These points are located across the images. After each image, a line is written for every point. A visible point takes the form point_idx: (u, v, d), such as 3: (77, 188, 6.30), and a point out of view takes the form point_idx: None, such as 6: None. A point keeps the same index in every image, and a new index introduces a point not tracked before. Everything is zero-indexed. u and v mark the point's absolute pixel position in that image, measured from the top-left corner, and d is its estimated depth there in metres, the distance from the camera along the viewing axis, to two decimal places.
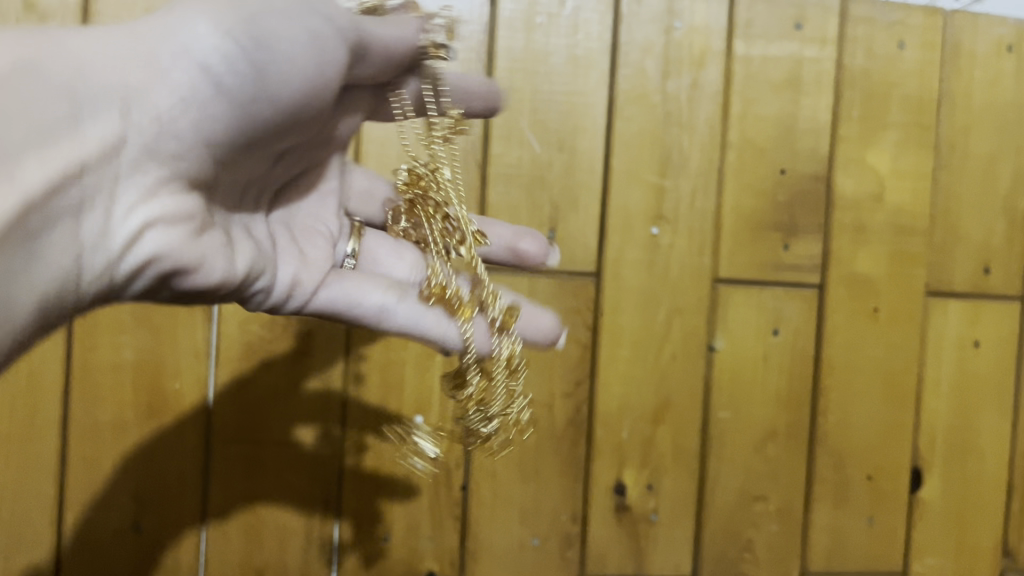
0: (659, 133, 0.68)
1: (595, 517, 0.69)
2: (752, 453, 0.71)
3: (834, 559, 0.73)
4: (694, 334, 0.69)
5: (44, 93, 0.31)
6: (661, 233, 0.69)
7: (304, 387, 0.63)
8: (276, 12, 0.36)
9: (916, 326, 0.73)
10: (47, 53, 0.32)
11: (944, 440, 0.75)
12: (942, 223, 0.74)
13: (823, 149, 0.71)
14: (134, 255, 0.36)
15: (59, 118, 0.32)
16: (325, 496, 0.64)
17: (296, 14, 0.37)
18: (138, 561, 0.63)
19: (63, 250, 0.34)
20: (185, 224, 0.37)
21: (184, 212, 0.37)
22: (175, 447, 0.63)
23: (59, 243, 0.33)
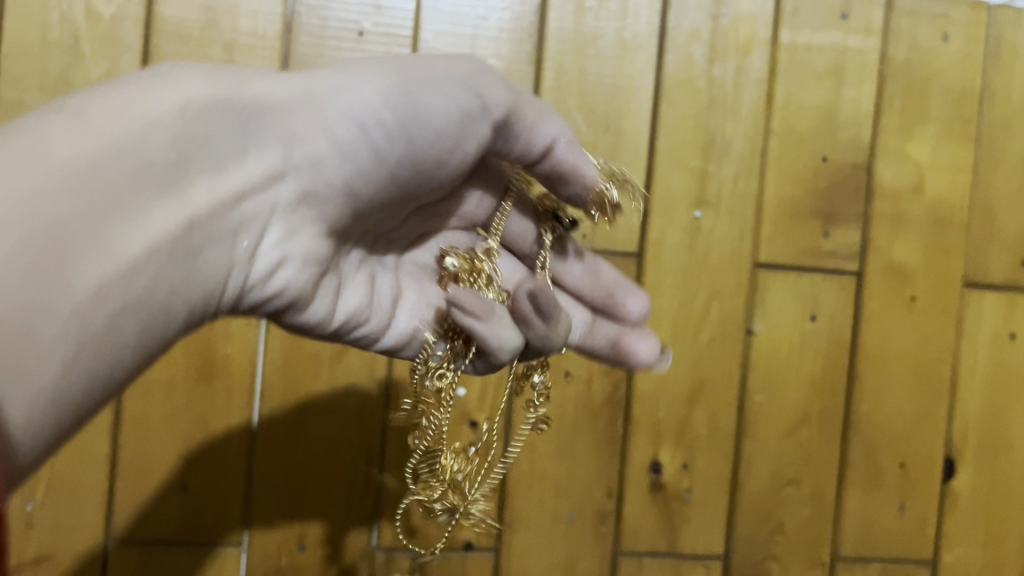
0: (703, 118, 0.69)
1: (629, 494, 0.70)
2: (786, 437, 0.72)
3: (865, 546, 0.74)
4: (732, 317, 0.70)
5: (227, 125, 0.34)
6: (703, 217, 0.70)
7: (351, 354, 0.65)
8: (430, 83, 0.39)
9: (951, 316, 0.74)
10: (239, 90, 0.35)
11: (977, 431, 0.75)
12: (981, 215, 0.75)
13: (865, 138, 0.72)
14: (270, 277, 0.40)
15: (233, 149, 0.35)
16: (367, 462, 0.66)
17: (452, 88, 0.40)
18: (183, 521, 0.64)
19: (216, 262, 0.36)
20: (314, 264, 0.41)
21: (317, 255, 0.41)
22: (222, 410, 0.64)
23: (213, 256, 0.36)
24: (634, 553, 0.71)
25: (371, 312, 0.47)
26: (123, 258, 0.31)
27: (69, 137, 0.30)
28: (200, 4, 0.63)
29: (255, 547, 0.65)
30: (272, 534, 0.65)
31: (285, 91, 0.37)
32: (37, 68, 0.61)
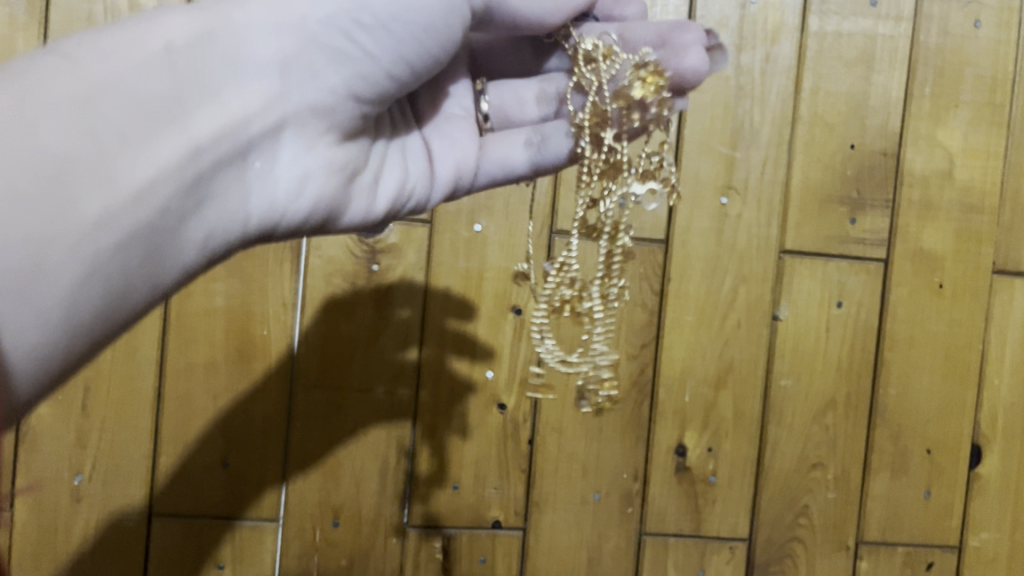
0: (731, 105, 0.70)
1: (656, 476, 0.71)
2: (811, 421, 0.73)
3: (890, 530, 0.74)
4: (759, 303, 0.71)
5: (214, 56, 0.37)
6: (730, 203, 0.70)
7: (384, 337, 0.67)
8: None
9: (979, 303, 0.74)
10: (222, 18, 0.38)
11: (1005, 417, 0.75)
12: (1011, 202, 0.74)
13: (894, 125, 0.72)
14: (301, 196, 0.42)
15: (226, 78, 0.38)
16: (400, 442, 0.68)
17: None
18: (224, 495, 0.67)
19: (233, 185, 0.38)
20: (339, 172, 0.43)
21: (340, 160, 0.43)
22: (261, 391, 0.67)
23: (229, 178, 0.38)
24: (660, 533, 0.72)
25: (411, 184, 0.48)
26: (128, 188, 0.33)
27: (67, 67, 0.33)
28: None
29: (291, 525, 0.67)
30: (308, 510, 0.67)
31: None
32: None
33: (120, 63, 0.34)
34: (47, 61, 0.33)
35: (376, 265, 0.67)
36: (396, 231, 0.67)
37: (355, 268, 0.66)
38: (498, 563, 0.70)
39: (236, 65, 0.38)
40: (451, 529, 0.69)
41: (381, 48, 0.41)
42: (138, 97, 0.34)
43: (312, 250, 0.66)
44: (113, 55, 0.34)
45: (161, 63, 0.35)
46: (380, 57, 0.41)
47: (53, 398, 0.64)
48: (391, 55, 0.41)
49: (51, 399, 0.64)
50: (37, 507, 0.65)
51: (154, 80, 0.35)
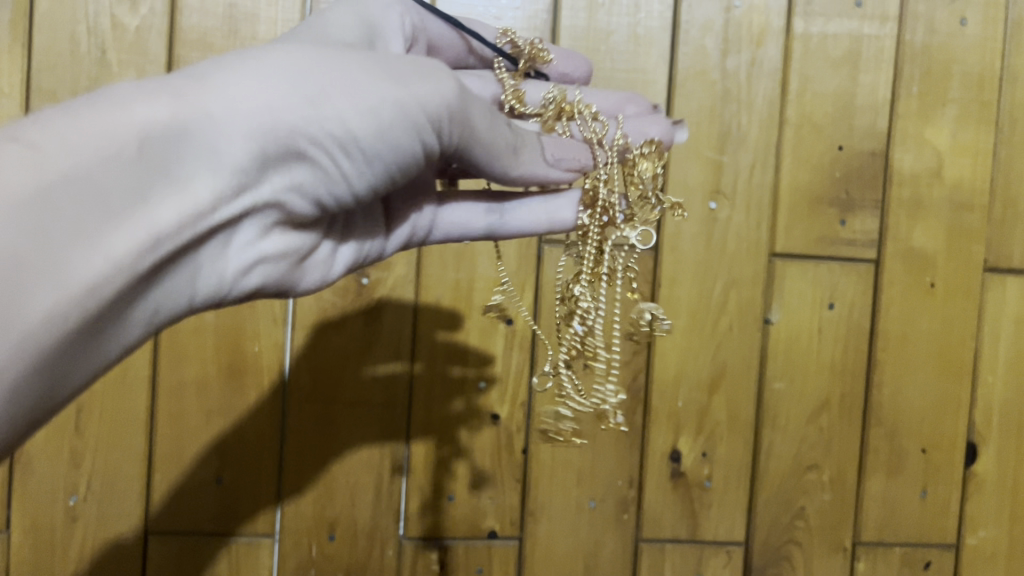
0: (717, 108, 0.70)
1: (651, 482, 0.71)
2: (805, 423, 0.73)
3: (887, 530, 0.74)
4: (750, 306, 0.71)
5: (189, 150, 0.31)
6: (719, 208, 0.70)
7: (375, 350, 0.67)
8: (425, 88, 0.38)
9: (972, 301, 0.74)
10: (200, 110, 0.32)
11: (1000, 414, 0.75)
12: (1001, 199, 0.74)
13: (881, 125, 0.72)
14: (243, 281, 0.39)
15: (197, 174, 0.32)
16: (394, 454, 0.68)
17: (429, 100, 0.38)
18: (219, 512, 0.67)
19: (184, 284, 0.35)
20: (286, 257, 0.41)
21: (287, 246, 0.41)
22: (253, 408, 0.67)
23: (182, 278, 0.34)
24: (657, 539, 0.72)
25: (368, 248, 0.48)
26: (85, 287, 0.28)
27: (28, 160, 0.26)
28: (222, 13, 0.65)
29: (286, 539, 0.67)
30: (303, 525, 0.68)
31: (286, 102, 0.34)
32: (68, 80, 0.64)
33: (84, 146, 0.28)
34: (7, 149, 0.26)
35: (365, 278, 0.67)
36: None
37: (345, 281, 0.66)
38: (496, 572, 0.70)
39: (219, 163, 0.32)
40: (447, 540, 0.69)
41: (358, 171, 0.39)
42: (106, 194, 0.28)
43: None
44: (80, 137, 0.28)
45: (142, 151, 0.29)
46: (355, 179, 0.39)
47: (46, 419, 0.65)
48: (369, 179, 0.40)
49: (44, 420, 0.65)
50: (32, 527, 0.65)
51: (134, 174, 0.29)
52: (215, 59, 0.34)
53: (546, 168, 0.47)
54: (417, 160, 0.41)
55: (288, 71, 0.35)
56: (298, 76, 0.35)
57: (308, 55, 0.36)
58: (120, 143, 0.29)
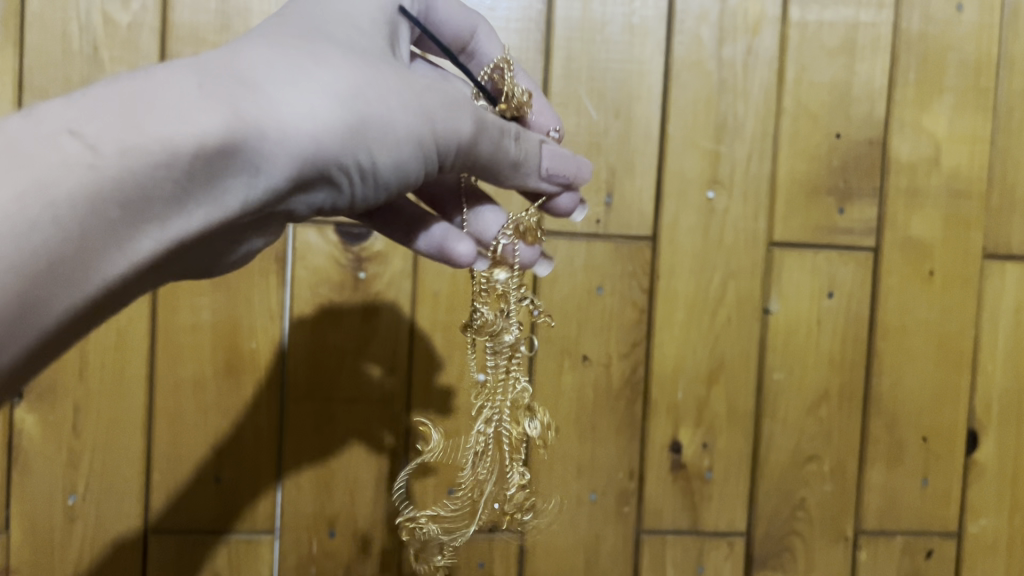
0: (714, 99, 0.69)
1: (651, 474, 0.71)
2: (805, 413, 0.72)
3: (888, 520, 0.74)
4: (749, 297, 0.71)
5: (235, 168, 0.34)
6: (716, 198, 0.70)
7: (372, 346, 0.67)
8: (446, 127, 0.42)
9: (971, 289, 0.74)
10: (258, 129, 0.34)
11: (1001, 402, 0.75)
12: (1000, 186, 0.74)
13: (879, 114, 0.72)
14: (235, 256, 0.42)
15: (235, 187, 0.35)
16: (393, 450, 0.68)
17: (444, 138, 0.42)
18: (219, 510, 0.67)
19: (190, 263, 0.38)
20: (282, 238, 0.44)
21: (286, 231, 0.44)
22: (251, 405, 0.66)
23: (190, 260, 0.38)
24: (658, 532, 0.72)
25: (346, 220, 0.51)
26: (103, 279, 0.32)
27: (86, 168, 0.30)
28: (213, 8, 0.64)
29: (286, 536, 0.67)
30: (303, 522, 0.67)
31: (332, 131, 0.36)
32: (60, 77, 0.63)
33: (144, 168, 0.31)
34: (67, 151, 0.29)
35: (362, 274, 0.66)
36: (381, 239, 0.66)
37: (342, 277, 0.66)
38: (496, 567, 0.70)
39: (261, 178, 0.35)
40: None
41: (368, 190, 0.42)
42: (149, 202, 0.32)
43: (297, 260, 0.66)
44: (141, 152, 0.30)
45: (190, 170, 0.32)
46: (363, 194, 0.42)
47: (43, 419, 0.64)
48: (375, 196, 0.42)
49: (41, 419, 0.64)
50: (30, 527, 0.65)
51: (177, 191, 0.32)
52: (280, 63, 0.36)
53: (536, 183, 0.49)
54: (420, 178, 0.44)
55: (342, 92, 0.37)
56: (348, 103, 0.37)
57: (359, 78, 0.38)
58: (179, 159, 0.31)
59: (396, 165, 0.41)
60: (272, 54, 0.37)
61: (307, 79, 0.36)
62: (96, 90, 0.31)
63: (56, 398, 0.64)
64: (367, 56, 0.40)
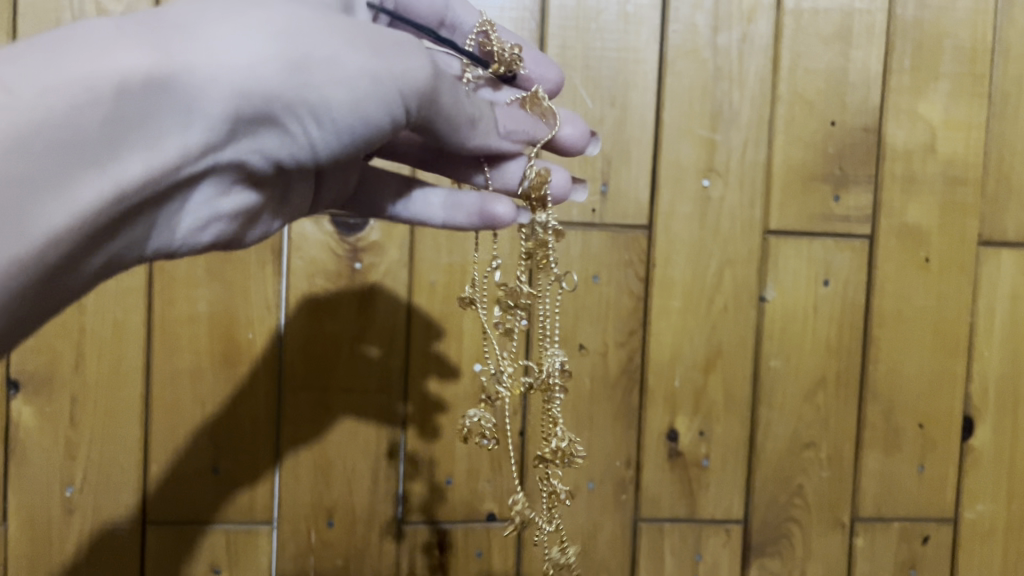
0: (709, 87, 0.69)
1: (648, 462, 0.71)
2: (802, 400, 0.73)
3: (885, 506, 0.75)
4: (745, 285, 0.71)
5: (159, 107, 0.33)
6: (712, 185, 0.70)
7: (369, 337, 0.67)
8: (401, 63, 0.39)
9: (966, 275, 0.74)
10: (177, 67, 0.33)
11: (996, 388, 0.75)
12: (995, 173, 0.74)
13: (874, 101, 0.72)
14: (204, 233, 0.41)
15: (164, 127, 0.34)
16: (390, 440, 0.68)
17: (404, 76, 0.39)
18: (217, 500, 0.67)
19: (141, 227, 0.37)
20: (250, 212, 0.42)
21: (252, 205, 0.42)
22: (248, 395, 0.66)
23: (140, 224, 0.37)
24: (655, 519, 0.72)
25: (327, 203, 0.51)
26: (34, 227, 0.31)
27: None
28: None
29: (285, 526, 0.67)
30: (300, 512, 0.67)
31: (264, 64, 0.35)
32: None
33: (58, 99, 0.31)
34: None
35: (358, 263, 0.66)
36: (377, 228, 0.66)
37: (338, 267, 0.66)
38: (495, 555, 0.70)
39: (192, 118, 0.34)
40: (445, 524, 0.69)
41: (327, 139, 0.39)
42: (74, 138, 0.31)
43: (293, 250, 0.66)
44: (53, 82, 0.31)
45: (104, 106, 0.32)
46: (322, 146, 0.39)
47: (40, 410, 0.64)
48: (336, 145, 0.39)
49: (38, 410, 0.64)
50: (28, 520, 0.65)
51: (101, 128, 0.32)
52: (208, 8, 0.35)
53: (498, 142, 0.48)
54: (388, 133, 0.41)
55: (275, 28, 0.36)
56: (281, 37, 0.35)
57: (294, 15, 0.37)
58: (95, 90, 0.31)
59: (355, 109, 0.38)
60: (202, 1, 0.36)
61: (235, 16, 0.35)
62: (18, 41, 0.32)
63: (52, 390, 0.64)
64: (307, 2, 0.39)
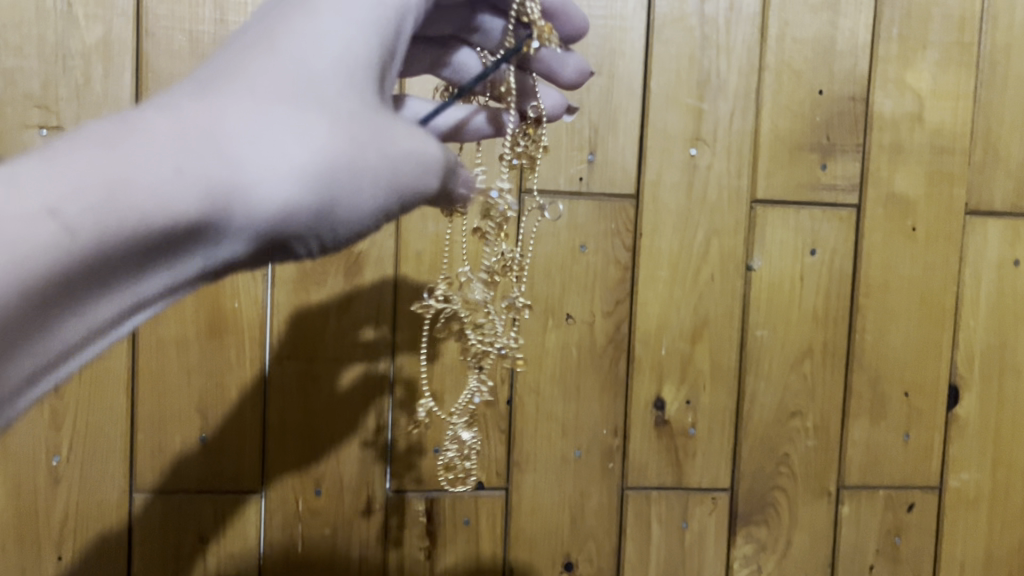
0: (697, 55, 0.69)
1: (635, 431, 0.71)
2: (789, 370, 0.73)
3: (871, 474, 0.75)
4: (732, 254, 0.71)
5: (179, 248, 0.32)
6: (699, 154, 0.70)
7: (356, 307, 0.67)
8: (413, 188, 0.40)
9: (953, 245, 0.74)
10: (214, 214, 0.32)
11: (982, 357, 0.76)
12: (982, 142, 0.74)
13: (862, 70, 0.71)
14: None
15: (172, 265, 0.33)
16: (376, 412, 0.68)
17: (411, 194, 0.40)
18: (204, 471, 0.67)
19: None
20: None
21: None
22: (235, 365, 0.66)
23: None
24: (642, 488, 0.72)
25: None
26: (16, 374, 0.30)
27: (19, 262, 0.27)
28: None
29: (273, 494, 0.68)
30: (288, 481, 0.68)
31: (299, 209, 0.34)
32: (35, 36, 0.63)
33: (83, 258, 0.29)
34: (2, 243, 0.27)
35: None
36: None
37: None
38: (482, 524, 0.70)
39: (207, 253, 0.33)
40: (433, 492, 0.69)
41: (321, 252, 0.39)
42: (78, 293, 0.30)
43: None
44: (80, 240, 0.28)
45: (131, 256, 0.30)
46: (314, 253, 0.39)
47: None
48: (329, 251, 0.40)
49: None
50: (15, 489, 0.65)
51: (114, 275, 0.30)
52: (261, 129, 0.33)
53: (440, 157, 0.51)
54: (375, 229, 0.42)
55: (320, 170, 0.34)
56: (322, 181, 0.34)
57: (343, 144, 0.35)
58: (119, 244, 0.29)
59: (358, 230, 0.39)
60: (263, 100, 0.33)
61: (283, 145, 0.33)
62: (51, 170, 0.28)
63: None
64: (357, 109, 0.36)
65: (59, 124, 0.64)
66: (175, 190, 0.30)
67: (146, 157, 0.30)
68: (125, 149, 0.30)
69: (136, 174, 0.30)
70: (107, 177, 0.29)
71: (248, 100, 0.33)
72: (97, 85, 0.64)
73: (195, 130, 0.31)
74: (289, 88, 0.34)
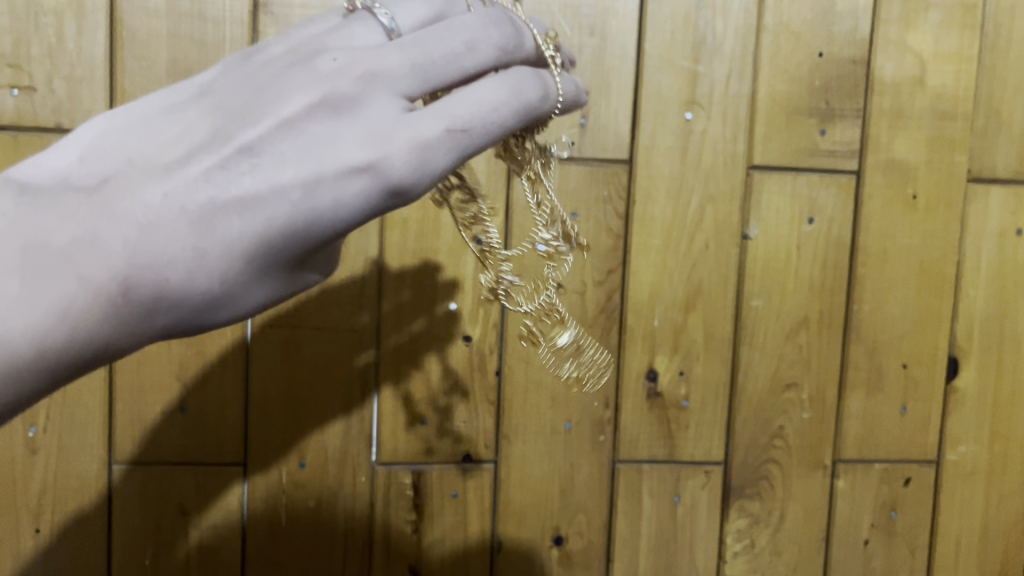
0: (692, 16, 0.67)
1: (627, 402, 0.70)
2: (784, 340, 0.71)
3: (867, 447, 0.74)
4: (727, 222, 0.69)
5: None
6: (694, 119, 0.68)
7: (340, 274, 0.65)
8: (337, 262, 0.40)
9: (954, 213, 0.72)
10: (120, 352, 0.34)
11: (982, 328, 0.74)
12: (986, 107, 0.72)
13: (863, 32, 0.69)
14: None
15: None
16: (365, 368, 0.66)
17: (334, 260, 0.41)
18: (186, 441, 0.65)
19: None
20: None
21: None
22: (216, 334, 0.65)
23: None
24: (634, 460, 0.71)
25: None
26: None
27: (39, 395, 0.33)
28: None
29: (256, 465, 0.66)
30: (272, 453, 0.66)
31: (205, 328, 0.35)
32: None
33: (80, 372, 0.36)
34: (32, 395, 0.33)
35: None
36: None
37: None
38: (470, 497, 0.69)
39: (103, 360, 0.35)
40: (420, 464, 0.68)
41: None
42: None
43: None
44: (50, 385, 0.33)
45: None
46: None
47: None
48: None
49: None
50: None
51: None
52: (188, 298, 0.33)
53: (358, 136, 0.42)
54: None
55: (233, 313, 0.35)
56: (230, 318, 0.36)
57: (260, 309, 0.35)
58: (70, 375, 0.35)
59: None
60: (218, 275, 0.33)
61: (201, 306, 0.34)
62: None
63: None
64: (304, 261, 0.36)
65: (31, 85, 0.61)
66: (103, 343, 0.32)
67: (102, 308, 0.32)
68: (82, 290, 0.31)
69: (84, 319, 0.32)
70: (66, 318, 0.31)
71: (207, 274, 0.33)
72: (70, 44, 0.62)
73: (151, 292, 0.32)
74: (256, 264, 0.33)
